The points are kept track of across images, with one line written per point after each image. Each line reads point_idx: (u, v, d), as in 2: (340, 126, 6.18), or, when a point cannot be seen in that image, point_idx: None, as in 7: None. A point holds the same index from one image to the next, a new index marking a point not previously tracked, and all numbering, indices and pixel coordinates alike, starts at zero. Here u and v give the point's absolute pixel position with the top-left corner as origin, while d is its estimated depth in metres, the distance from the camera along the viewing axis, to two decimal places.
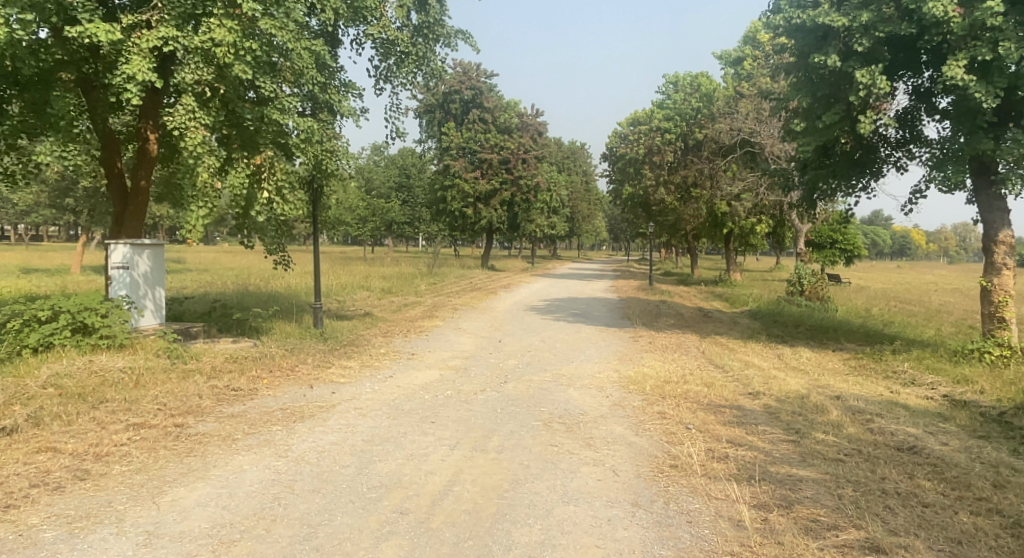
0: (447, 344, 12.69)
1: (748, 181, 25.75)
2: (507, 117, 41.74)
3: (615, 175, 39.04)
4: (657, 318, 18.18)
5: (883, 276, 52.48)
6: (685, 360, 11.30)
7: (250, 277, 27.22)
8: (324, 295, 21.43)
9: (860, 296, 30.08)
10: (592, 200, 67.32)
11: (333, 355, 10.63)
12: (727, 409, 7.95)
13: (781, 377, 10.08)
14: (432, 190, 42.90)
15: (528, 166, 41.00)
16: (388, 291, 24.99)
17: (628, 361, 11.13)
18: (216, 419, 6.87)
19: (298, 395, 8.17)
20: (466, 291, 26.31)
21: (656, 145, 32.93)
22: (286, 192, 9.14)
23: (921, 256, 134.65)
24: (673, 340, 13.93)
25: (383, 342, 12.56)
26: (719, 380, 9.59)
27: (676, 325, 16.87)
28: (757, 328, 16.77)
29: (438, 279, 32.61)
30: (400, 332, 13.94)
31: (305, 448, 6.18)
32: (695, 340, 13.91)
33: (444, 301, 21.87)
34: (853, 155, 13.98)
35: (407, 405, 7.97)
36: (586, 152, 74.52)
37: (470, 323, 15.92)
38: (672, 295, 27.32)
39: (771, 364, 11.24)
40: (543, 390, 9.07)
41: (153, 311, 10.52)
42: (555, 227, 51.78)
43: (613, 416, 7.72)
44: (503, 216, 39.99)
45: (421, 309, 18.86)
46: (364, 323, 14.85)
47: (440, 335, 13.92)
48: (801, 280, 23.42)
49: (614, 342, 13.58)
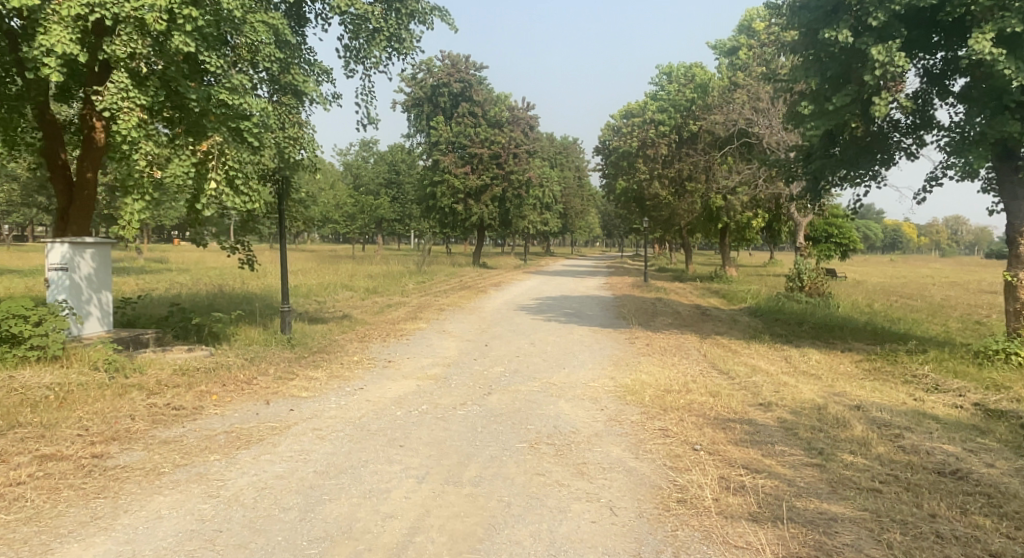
0: (428, 349, 11.68)
1: (746, 174, 24.84)
2: (497, 110, 40.73)
3: (608, 169, 38.09)
4: (653, 317, 17.23)
5: (880, 270, 51.81)
6: (687, 364, 10.35)
7: (230, 277, 26.13)
8: (305, 296, 20.41)
9: (861, 292, 29.22)
10: (585, 196, 66.42)
11: (299, 365, 9.63)
12: (738, 425, 6.99)
13: (792, 384, 9.13)
14: (421, 186, 41.88)
15: (519, 160, 39.98)
16: (374, 291, 24.01)
17: (624, 366, 10.17)
18: (144, 448, 5.88)
19: (250, 414, 7.17)
20: (455, 290, 25.33)
21: (649, 137, 32.00)
22: (238, 182, 8.18)
23: (915, 250, 134.31)
24: (671, 341, 12.98)
25: (358, 347, 11.55)
26: (726, 388, 8.64)
27: (674, 324, 15.92)
28: (760, 327, 15.83)
29: (427, 278, 31.63)
30: (379, 335, 12.94)
31: (242, 484, 5.20)
32: (696, 341, 12.97)
33: (430, 301, 20.88)
34: (862, 142, 13.06)
35: (375, 424, 6.99)
36: (579, 148, 73.54)
37: (456, 325, 14.93)
38: (668, 292, 26.39)
39: (780, 368, 10.30)
40: (530, 402, 8.09)
41: (98, 318, 9.54)
42: (547, 223, 50.81)
43: (608, 434, 6.74)
44: (494, 212, 39.03)
45: (405, 310, 17.84)
46: (340, 326, 13.82)
47: (422, 339, 12.92)
48: (802, 275, 22.51)
49: (609, 345, 12.63)
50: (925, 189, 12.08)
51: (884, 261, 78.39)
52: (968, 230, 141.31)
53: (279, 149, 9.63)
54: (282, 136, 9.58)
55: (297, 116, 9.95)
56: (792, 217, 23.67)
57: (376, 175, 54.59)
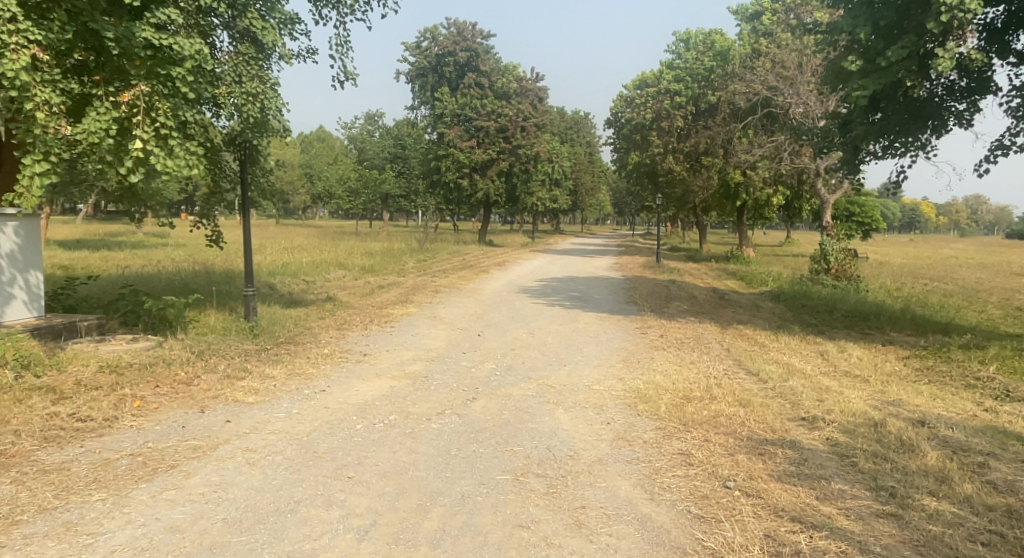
0: (413, 340, 10.31)
1: (769, 146, 23.07)
2: (505, 81, 38.92)
3: (621, 143, 36.31)
4: (668, 302, 15.69)
5: (901, 251, 49.91)
6: (708, 362, 8.94)
7: (220, 255, 24.77)
8: (292, 275, 18.98)
9: (887, 274, 27.52)
10: (596, 171, 64.59)
11: (256, 359, 8.27)
12: (778, 450, 5.59)
13: (837, 389, 7.67)
14: (426, 160, 40.26)
15: (527, 134, 38.14)
16: (369, 270, 22.59)
17: (635, 365, 8.76)
18: (12, 481, 4.54)
19: (174, 426, 5.81)
20: (456, 270, 23.80)
21: (664, 109, 30.36)
22: (172, 143, 6.81)
23: (933, 229, 131.33)
24: (689, 332, 11.52)
25: (333, 337, 10.18)
26: (759, 396, 7.20)
27: (691, 311, 14.41)
28: (785, 315, 14.32)
29: (429, 256, 30.11)
30: (362, 323, 11.55)
31: (119, 540, 3.86)
32: (718, 333, 11.48)
33: (426, 282, 19.43)
34: (913, 106, 11.40)
35: (325, 443, 5.62)
36: (591, 122, 71.45)
37: (449, 311, 13.48)
38: (683, 273, 24.80)
39: (817, 367, 8.87)
40: (521, 411, 6.71)
41: (26, 303, 8.24)
42: (556, 200, 49.16)
43: (616, 462, 5.36)
44: (501, 188, 37.39)
45: (397, 292, 16.43)
46: (318, 311, 12.44)
47: (408, 327, 11.51)
48: (828, 257, 20.89)
49: (619, 336, 11.16)
50: (989, 160, 10.46)
51: (902, 242, 76.45)
52: (988, 209, 138.26)
53: (235, 107, 8.21)
54: (238, 93, 8.16)
55: (258, 69, 8.52)
56: (818, 193, 21.87)
57: (381, 149, 52.92)
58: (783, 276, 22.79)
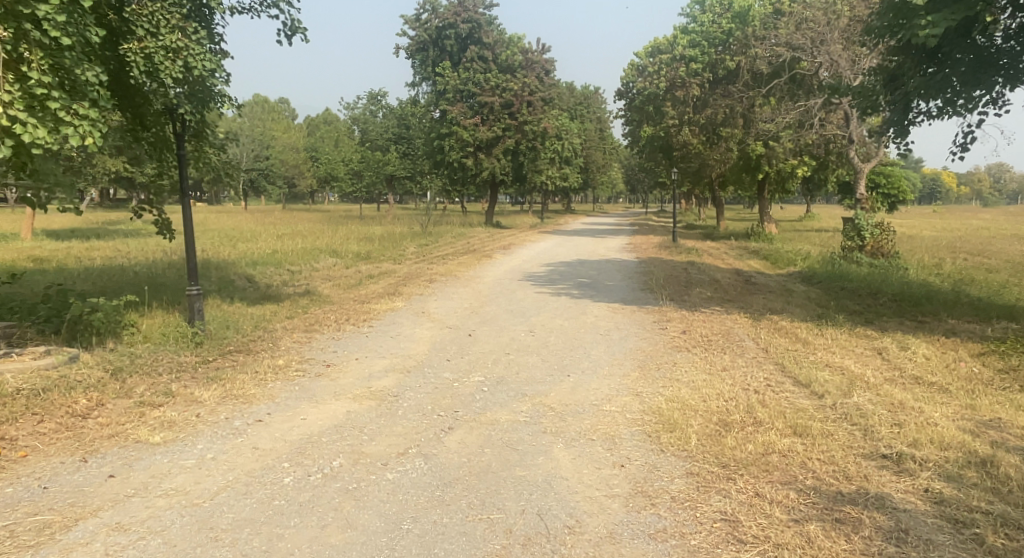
0: (390, 345, 8.74)
1: (796, 113, 21.21)
2: (509, 53, 37.04)
3: (633, 115, 34.31)
4: (688, 288, 14.02)
5: (928, 224, 47.75)
6: (745, 369, 7.32)
7: (208, 245, 23.24)
8: (277, 265, 17.46)
9: (922, 249, 25.66)
10: (607, 149, 62.55)
11: (189, 377, 6.72)
12: (863, 514, 3.98)
13: (914, 406, 6.03)
14: (429, 139, 38.61)
15: (534, 110, 36.13)
16: (364, 257, 21.07)
17: (657, 375, 7.13)
18: None
19: (30, 492, 4.28)
20: (458, 254, 22.22)
21: (678, 77, 29.00)
22: (48, 106, 5.54)
23: (954, 200, 127.67)
24: (716, 326, 9.89)
25: (296, 341, 8.59)
26: (818, 420, 5.57)
27: (716, 299, 12.74)
28: (822, 301, 12.63)
29: (432, 240, 28.52)
30: (337, 323, 10.00)
31: None
32: (750, 328, 9.84)
33: (422, 269, 17.85)
34: (981, 54, 9.85)
35: (232, 511, 4.09)
36: (601, 97, 69.07)
37: (440, 306, 11.89)
38: (702, 253, 23.07)
39: (878, 372, 7.24)
40: (512, 449, 5.14)
41: None
42: (566, 178, 47.27)
43: (632, 538, 3.80)
44: (507, 166, 35.63)
45: (387, 283, 14.87)
46: (290, 308, 10.90)
47: (389, 327, 9.94)
48: (861, 233, 19.08)
49: (635, 333, 9.55)
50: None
51: (927, 213, 73.82)
52: (1012, 178, 133.97)
53: (151, 66, 6.88)
54: (154, 48, 6.81)
55: (181, 19, 7.14)
56: (849, 163, 20.03)
57: (384, 130, 51.09)
58: (811, 255, 21.03)
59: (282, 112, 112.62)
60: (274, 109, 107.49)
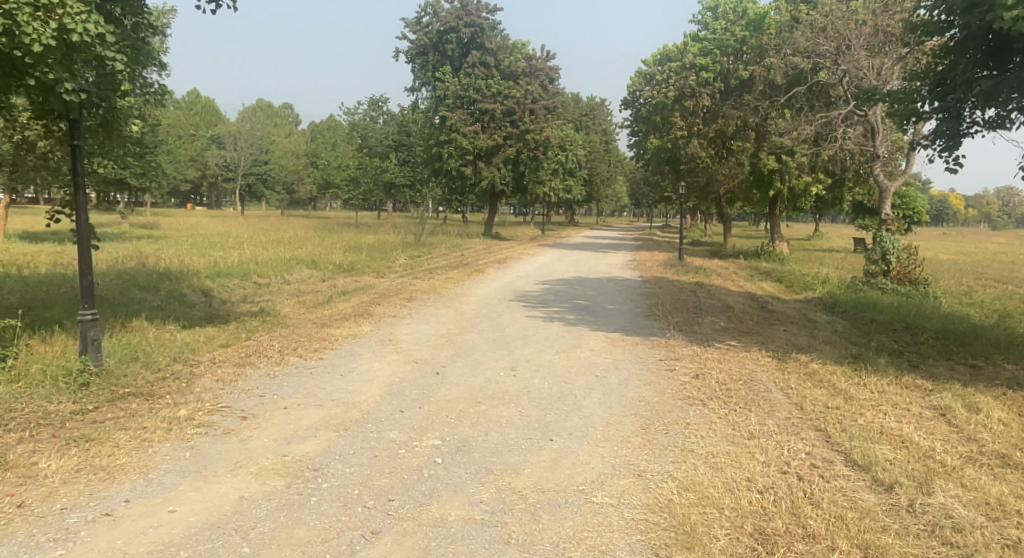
0: (334, 386, 7.10)
1: (816, 124, 19.62)
2: (512, 59, 35.58)
3: (639, 126, 32.77)
4: (697, 316, 12.36)
5: (942, 245, 46.19)
6: (778, 438, 5.67)
7: (180, 253, 21.63)
8: (243, 277, 15.83)
9: (946, 274, 23.96)
10: (611, 161, 61.01)
11: (48, 437, 5.10)
12: None
13: (1021, 510, 4.35)
14: (427, 146, 37.17)
15: (537, 118, 34.60)
16: (345, 269, 19.45)
17: (664, 447, 5.46)
18: None
19: None
20: (448, 269, 20.59)
21: (688, 86, 27.41)
22: None
23: (963, 222, 125.76)
24: (735, 369, 8.25)
25: (218, 380, 6.96)
26: (894, 537, 3.93)
27: (730, 330, 11.09)
28: (853, 336, 10.98)
29: (424, 251, 26.98)
30: (280, 353, 8.34)
31: None
32: (775, 373, 8.15)
33: (404, 285, 16.25)
34: None
35: None
36: (607, 109, 67.55)
37: (411, 332, 10.23)
38: (711, 273, 21.44)
39: (951, 447, 5.60)
40: None
41: None
42: (569, 190, 45.71)
43: None
44: (507, 176, 34.17)
45: (359, 300, 13.27)
46: (232, 333, 9.29)
47: (341, 359, 8.29)
48: (888, 257, 17.36)
49: (637, 376, 7.87)
50: None
51: (943, 234, 72.19)
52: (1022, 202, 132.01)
53: (14, 27, 5.48)
54: (16, 4, 5.42)
55: None
56: (875, 180, 18.36)
57: (384, 136, 49.69)
58: (830, 278, 19.38)
59: (286, 117, 111.87)
60: (278, 115, 106.62)
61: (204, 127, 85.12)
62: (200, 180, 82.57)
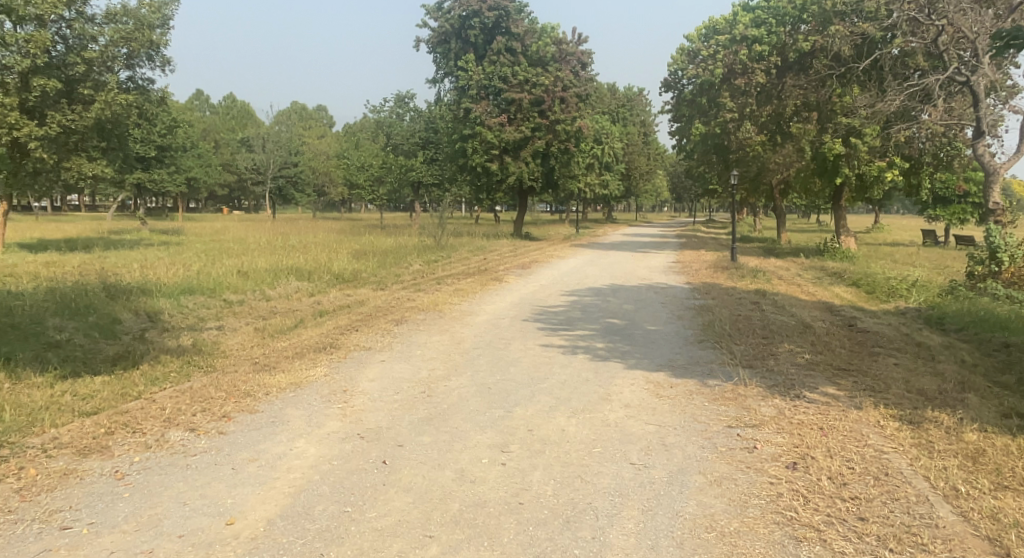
0: (199, 500, 4.32)
1: (902, 97, 16.31)
2: (540, 44, 32.71)
3: (682, 111, 29.52)
4: (768, 342, 9.38)
5: None
6: None
7: (166, 264, 19.29)
8: (213, 293, 13.32)
9: None
10: (650, 154, 57.65)
11: None
12: None
13: None
14: (451, 141, 34.61)
15: (568, 107, 31.56)
16: (343, 280, 16.86)
17: None
18: None
19: None
20: (462, 276, 17.89)
21: (738, 62, 24.18)
22: None
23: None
24: (851, 449, 5.29)
25: (11, 496, 4.27)
26: None
27: (819, 366, 8.10)
28: (993, 376, 7.90)
29: (443, 256, 24.30)
30: (164, 424, 5.65)
31: None
32: (917, 455, 5.17)
33: (403, 300, 13.57)
34: None
35: None
36: (646, 100, 64.00)
37: (378, 378, 7.46)
38: (771, 277, 18.26)
39: None
40: None
41: None
42: (605, 185, 42.54)
43: None
44: (537, 171, 31.27)
45: (336, 324, 10.61)
46: (119, 387, 6.61)
47: (249, 434, 5.54)
48: (997, 256, 14.03)
49: (696, 466, 4.99)
50: None
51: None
52: None
53: None
54: None
55: None
56: (979, 161, 14.95)
57: (410, 134, 47.31)
58: (920, 281, 16.08)
59: (319, 120, 110.82)
60: (311, 118, 105.69)
61: (236, 131, 84.10)
62: (233, 184, 81.59)
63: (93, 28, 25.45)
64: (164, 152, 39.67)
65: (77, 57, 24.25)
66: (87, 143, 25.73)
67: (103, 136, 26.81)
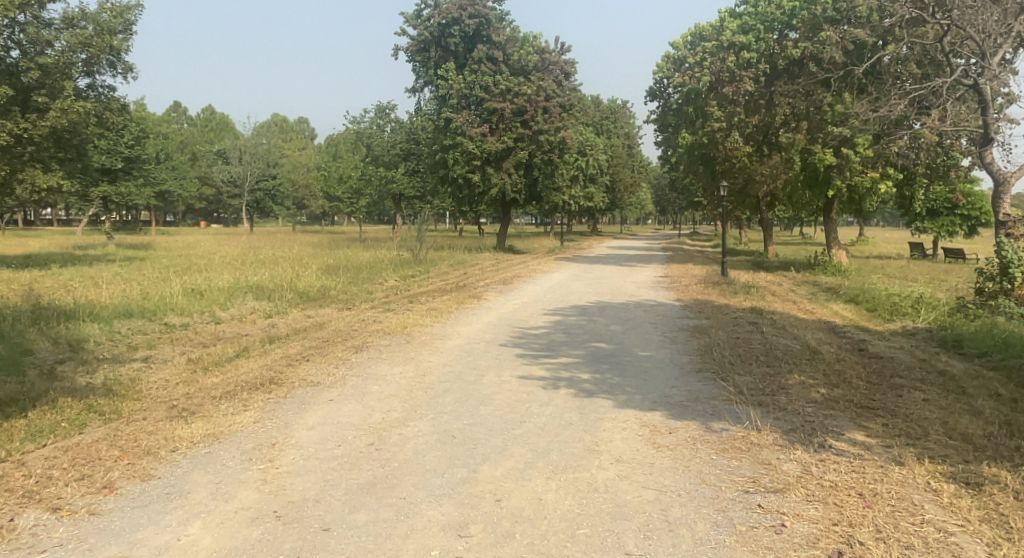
0: None
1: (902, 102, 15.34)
2: (522, 53, 31.66)
3: (667, 121, 28.54)
4: (776, 373, 8.21)
5: None
6: None
7: (118, 282, 17.82)
8: (155, 317, 11.91)
9: None
10: (635, 166, 56.77)
11: None
12: None
13: None
14: (431, 152, 33.39)
15: (551, 117, 30.48)
16: (307, 299, 15.51)
17: None
18: None
19: None
20: (438, 294, 16.59)
21: (727, 68, 23.19)
22: None
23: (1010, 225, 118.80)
24: (909, 530, 4.11)
25: None
26: None
27: (841, 404, 6.92)
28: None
29: (421, 271, 23.05)
30: (20, 503, 4.35)
31: None
32: (995, 540, 4.00)
33: (370, 322, 12.27)
34: None
35: None
36: (631, 112, 63.24)
37: (319, 425, 6.19)
38: (766, 293, 17.18)
39: None
40: None
41: None
42: (590, 197, 41.48)
43: None
44: (520, 182, 30.09)
45: (285, 353, 9.27)
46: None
47: (129, 515, 4.26)
48: (1009, 271, 13.02)
49: None
50: None
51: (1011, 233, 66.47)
52: None
53: None
54: None
55: None
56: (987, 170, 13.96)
57: (390, 145, 46.06)
58: (924, 297, 15.05)
59: (300, 132, 109.10)
60: (292, 130, 104.01)
61: (213, 143, 82.27)
62: (209, 197, 79.67)
63: (49, 33, 24.04)
64: (133, 163, 38.05)
65: (31, 62, 22.82)
66: (43, 154, 24.25)
67: (61, 147, 25.32)
